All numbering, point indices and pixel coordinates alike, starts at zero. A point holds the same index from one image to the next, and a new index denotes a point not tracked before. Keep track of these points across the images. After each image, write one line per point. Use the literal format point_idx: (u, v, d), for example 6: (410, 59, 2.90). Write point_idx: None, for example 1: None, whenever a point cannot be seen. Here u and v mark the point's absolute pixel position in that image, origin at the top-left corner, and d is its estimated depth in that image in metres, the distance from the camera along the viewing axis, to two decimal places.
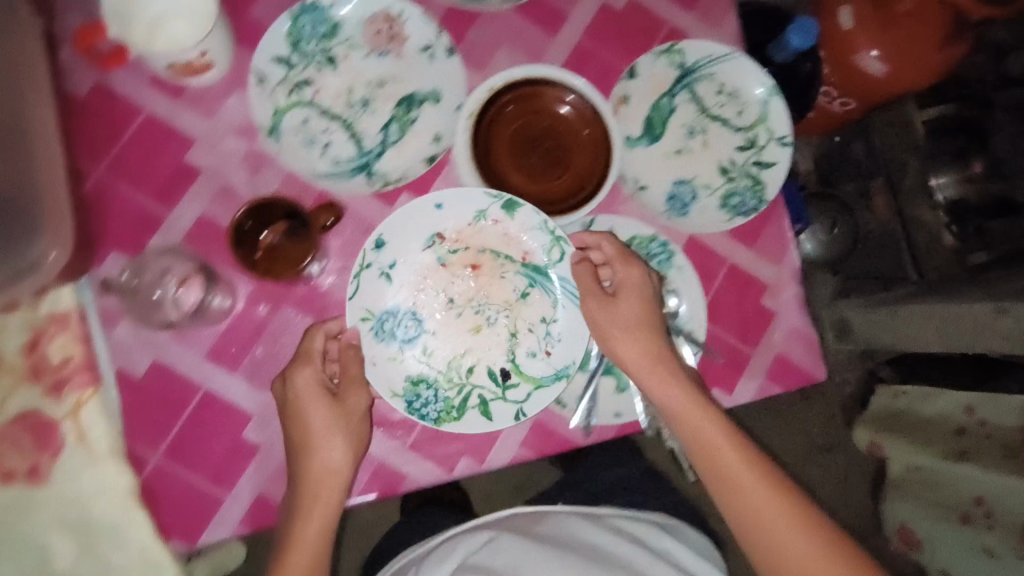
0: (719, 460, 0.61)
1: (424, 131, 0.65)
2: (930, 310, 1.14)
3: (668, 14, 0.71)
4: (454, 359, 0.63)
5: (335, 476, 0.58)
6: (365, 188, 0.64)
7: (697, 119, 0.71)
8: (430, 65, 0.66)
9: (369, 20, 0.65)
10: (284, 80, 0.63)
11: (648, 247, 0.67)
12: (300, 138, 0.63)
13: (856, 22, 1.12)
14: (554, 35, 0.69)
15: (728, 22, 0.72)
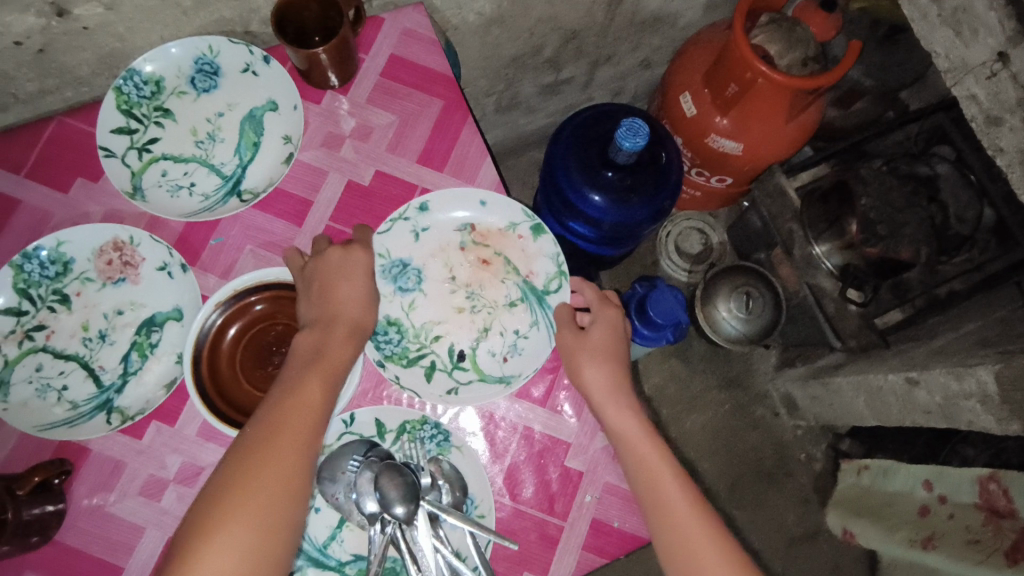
0: (657, 476, 0.57)
1: (168, 352, 0.64)
2: (858, 380, 1.09)
3: (417, 177, 0.70)
4: (428, 324, 0.65)
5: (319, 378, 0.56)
6: (104, 430, 0.60)
7: (479, 254, 0.66)
8: (168, 283, 0.65)
9: (98, 252, 0.64)
10: (14, 330, 0.62)
11: (421, 431, 0.62)
12: (32, 388, 0.61)
13: (697, 106, 1.11)
14: (301, 226, 0.68)
15: (483, 173, 0.70)
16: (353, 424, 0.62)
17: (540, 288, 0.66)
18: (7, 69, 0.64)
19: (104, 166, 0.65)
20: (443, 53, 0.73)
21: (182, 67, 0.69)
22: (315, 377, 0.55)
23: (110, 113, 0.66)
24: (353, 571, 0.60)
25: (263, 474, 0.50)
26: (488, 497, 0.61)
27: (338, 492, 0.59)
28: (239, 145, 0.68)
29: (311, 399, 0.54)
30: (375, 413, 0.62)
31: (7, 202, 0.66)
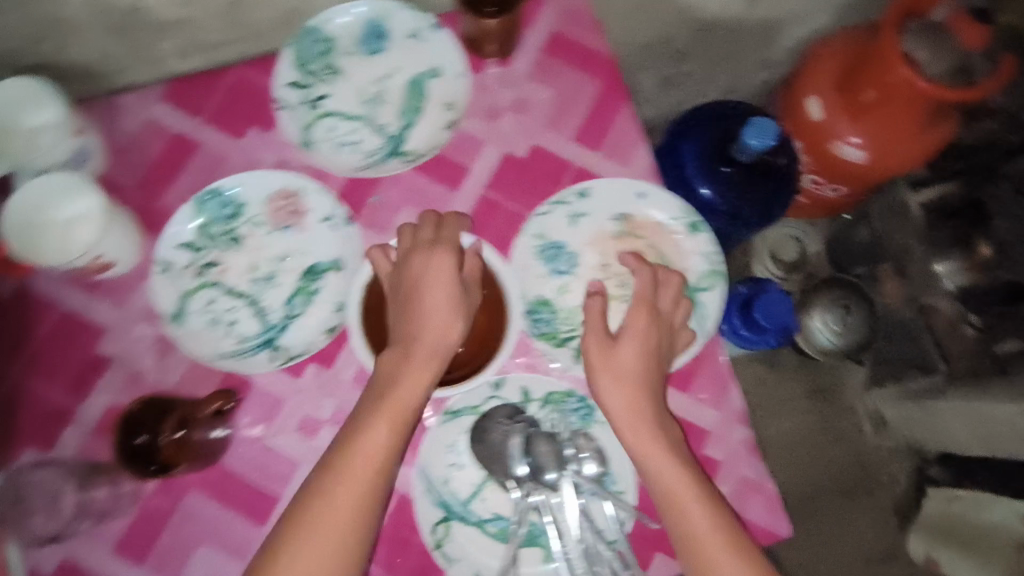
0: (673, 491, 0.52)
1: (328, 300, 0.66)
2: (961, 407, 1.03)
3: (573, 155, 0.70)
4: (579, 307, 0.66)
5: (433, 361, 0.55)
6: (269, 366, 0.63)
7: (631, 245, 0.67)
8: (332, 234, 0.67)
9: (272, 198, 0.68)
10: (190, 264, 0.66)
11: (566, 403, 0.63)
12: (205, 319, 0.65)
13: (827, 110, 1.08)
14: (457, 192, 0.69)
15: (638, 156, 0.70)
16: (501, 388, 0.63)
17: (691, 284, 0.65)
18: (199, 17, 0.67)
19: (279, 118, 0.68)
20: (604, 33, 0.73)
21: (356, 32, 0.71)
22: (422, 360, 0.55)
23: (286, 68, 0.69)
24: (495, 530, 0.61)
25: (355, 456, 0.50)
26: (628, 474, 0.62)
27: (486, 451, 0.62)
28: (403, 109, 0.69)
29: (406, 385, 0.53)
30: (522, 381, 0.64)
31: (187, 142, 0.70)
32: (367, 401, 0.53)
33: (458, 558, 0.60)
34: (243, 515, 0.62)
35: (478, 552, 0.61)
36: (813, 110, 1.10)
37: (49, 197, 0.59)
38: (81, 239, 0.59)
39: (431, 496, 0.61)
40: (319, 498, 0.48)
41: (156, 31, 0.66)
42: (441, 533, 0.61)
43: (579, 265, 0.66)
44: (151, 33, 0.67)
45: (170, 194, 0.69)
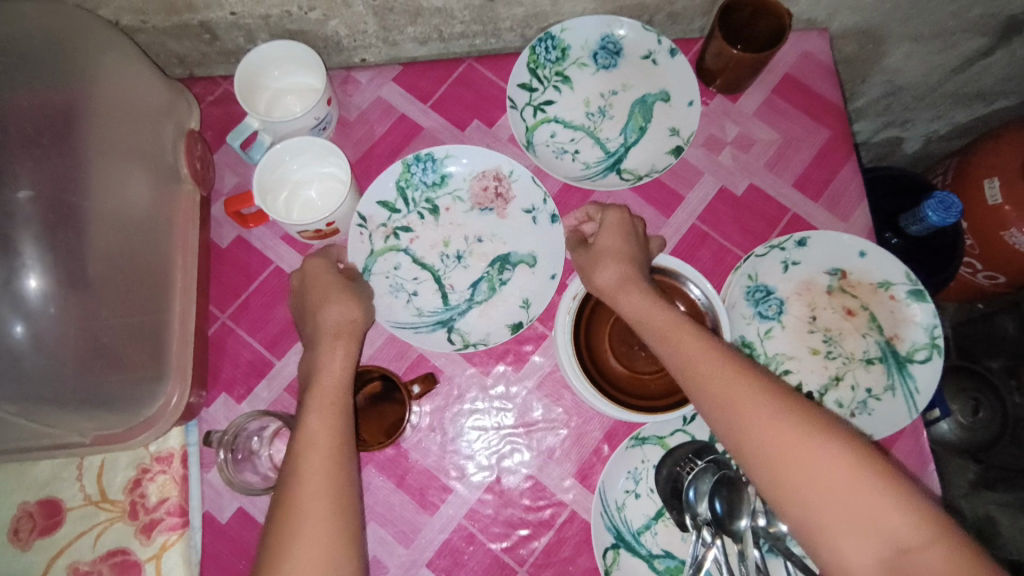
0: (775, 456, 0.44)
1: (513, 294, 0.66)
2: None
3: (790, 201, 0.69)
4: (780, 356, 0.64)
5: (345, 339, 0.56)
6: (446, 346, 0.64)
7: (842, 303, 0.65)
8: (532, 228, 0.67)
9: (478, 176, 0.68)
10: (386, 223, 0.67)
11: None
12: (388, 283, 0.65)
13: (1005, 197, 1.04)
14: (668, 218, 0.69)
15: (856, 212, 0.69)
16: (691, 423, 0.62)
17: (902, 353, 0.63)
18: (456, 9, 0.69)
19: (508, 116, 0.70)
20: (836, 84, 0.73)
21: (589, 40, 0.73)
22: (331, 342, 0.56)
23: (522, 69, 0.70)
24: (662, 566, 0.59)
25: (318, 420, 0.49)
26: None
27: (668, 485, 0.59)
28: (627, 125, 0.70)
29: (333, 359, 0.54)
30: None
31: (413, 126, 0.72)
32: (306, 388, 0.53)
33: None
34: (416, 501, 0.61)
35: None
36: (988, 193, 1.07)
37: (300, 153, 0.63)
38: (309, 198, 0.65)
39: (604, 520, 0.59)
40: (297, 477, 0.46)
41: (415, 16, 0.69)
42: (611, 559, 0.58)
43: (785, 315, 0.65)
44: (408, 16, 0.69)
45: None
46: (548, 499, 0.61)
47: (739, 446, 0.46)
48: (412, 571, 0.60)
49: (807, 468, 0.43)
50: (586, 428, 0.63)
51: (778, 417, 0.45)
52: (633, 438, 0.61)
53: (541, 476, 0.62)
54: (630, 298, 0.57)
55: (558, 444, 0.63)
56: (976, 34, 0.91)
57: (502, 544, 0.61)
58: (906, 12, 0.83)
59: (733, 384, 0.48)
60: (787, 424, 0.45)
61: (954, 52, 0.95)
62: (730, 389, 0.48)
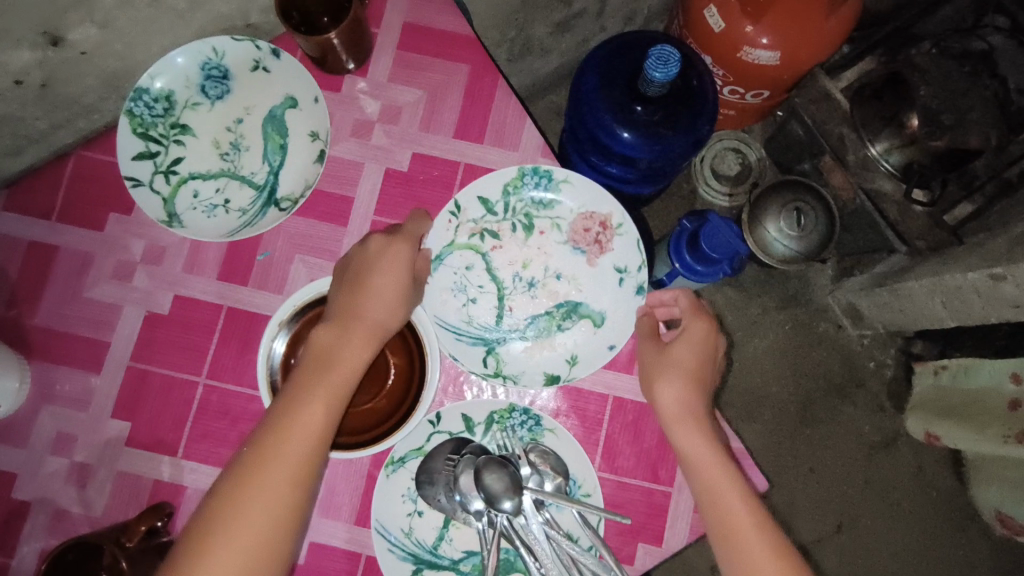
0: (705, 461, 0.52)
1: (564, 345, 0.61)
2: (933, 283, 1.04)
3: (458, 153, 0.65)
4: (519, 328, 0.61)
5: (372, 335, 0.54)
6: (477, 366, 0.59)
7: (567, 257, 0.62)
8: (615, 288, 0.61)
9: (586, 213, 0.61)
10: (475, 221, 0.61)
11: (510, 419, 0.59)
12: (452, 282, 0.61)
13: (726, 19, 1.02)
14: (346, 225, 0.64)
15: (525, 137, 0.65)
16: (441, 422, 0.59)
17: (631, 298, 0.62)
18: (14, 111, 0.60)
19: (136, 198, 0.60)
20: (460, 11, 0.67)
21: (189, 77, 0.63)
22: (356, 326, 0.54)
23: (128, 139, 0.61)
24: (469, 568, 0.59)
25: (283, 448, 0.48)
26: (593, 477, 0.59)
27: (439, 493, 0.57)
28: (266, 151, 0.64)
29: (352, 351, 0.53)
30: (460, 408, 0.59)
31: (44, 248, 0.63)
32: (315, 362, 0.53)
33: None
34: None
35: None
36: (714, 21, 1.04)
37: None
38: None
39: (395, 553, 0.58)
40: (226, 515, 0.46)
41: None
42: None
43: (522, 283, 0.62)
44: None
45: (42, 312, 0.63)
46: (339, 560, 0.59)
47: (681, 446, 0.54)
48: None
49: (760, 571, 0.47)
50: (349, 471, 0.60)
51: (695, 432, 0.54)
52: (388, 465, 0.58)
53: (322, 540, 0.59)
54: (677, 344, 0.57)
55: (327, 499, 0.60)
56: None
57: None
58: None
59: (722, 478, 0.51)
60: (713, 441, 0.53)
61: None
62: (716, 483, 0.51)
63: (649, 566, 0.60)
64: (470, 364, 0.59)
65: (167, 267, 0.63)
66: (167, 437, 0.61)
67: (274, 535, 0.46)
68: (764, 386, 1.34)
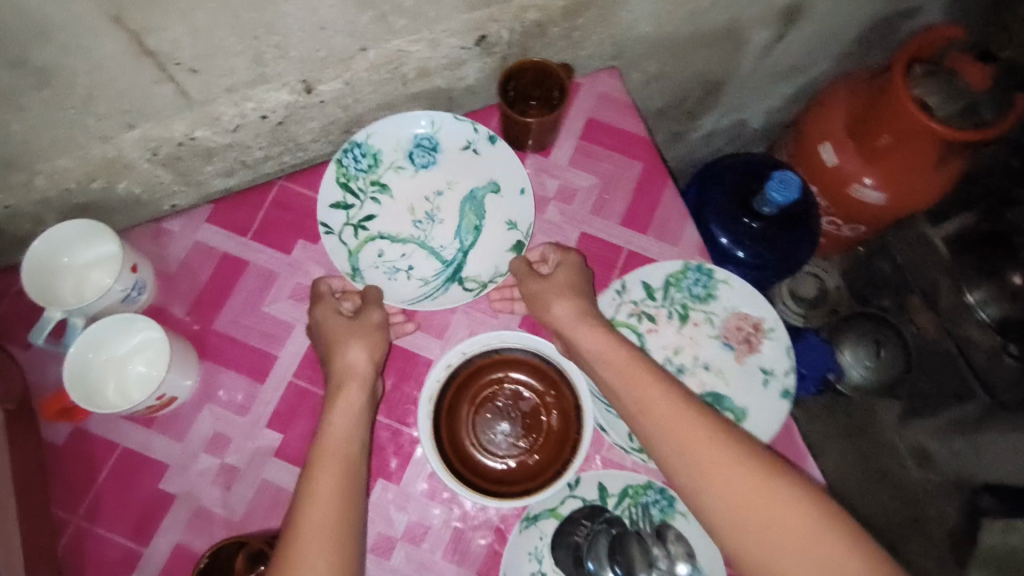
0: (750, 509, 0.49)
1: None
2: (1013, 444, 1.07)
3: (623, 239, 0.70)
4: None
5: (354, 385, 0.58)
6: (623, 442, 0.60)
7: (715, 351, 0.66)
8: (759, 389, 0.64)
9: (742, 315, 0.66)
10: (636, 302, 0.66)
11: (646, 494, 0.61)
12: None
13: (840, 156, 1.11)
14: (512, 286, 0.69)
15: (685, 236, 0.71)
16: (578, 487, 0.61)
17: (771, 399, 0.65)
18: (246, 140, 0.68)
19: (325, 244, 0.67)
20: (639, 117, 0.75)
21: (401, 143, 0.71)
22: (342, 392, 0.58)
23: (331, 189, 0.68)
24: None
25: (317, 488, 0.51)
26: (718, 569, 0.59)
27: (566, 555, 0.59)
28: (460, 227, 0.71)
29: (335, 414, 0.56)
30: (599, 476, 0.62)
31: (236, 262, 0.70)
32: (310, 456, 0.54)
33: None
34: None
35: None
36: (826, 157, 1.13)
37: (111, 334, 0.62)
38: (139, 373, 0.63)
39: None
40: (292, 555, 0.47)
41: (206, 156, 0.68)
42: None
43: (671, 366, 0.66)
44: (200, 159, 0.68)
45: (223, 317, 0.68)
46: None
47: (712, 499, 0.50)
48: None
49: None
50: (478, 520, 0.62)
51: (740, 474, 0.50)
52: (525, 519, 0.60)
53: None
54: (628, 377, 0.56)
55: (454, 543, 0.62)
56: (760, 26, 0.96)
57: None
58: (691, 27, 0.87)
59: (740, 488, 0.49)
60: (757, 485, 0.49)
61: (748, 43, 0.99)
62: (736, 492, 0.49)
63: None
64: (616, 437, 0.60)
65: None
66: None
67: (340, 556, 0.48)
68: None
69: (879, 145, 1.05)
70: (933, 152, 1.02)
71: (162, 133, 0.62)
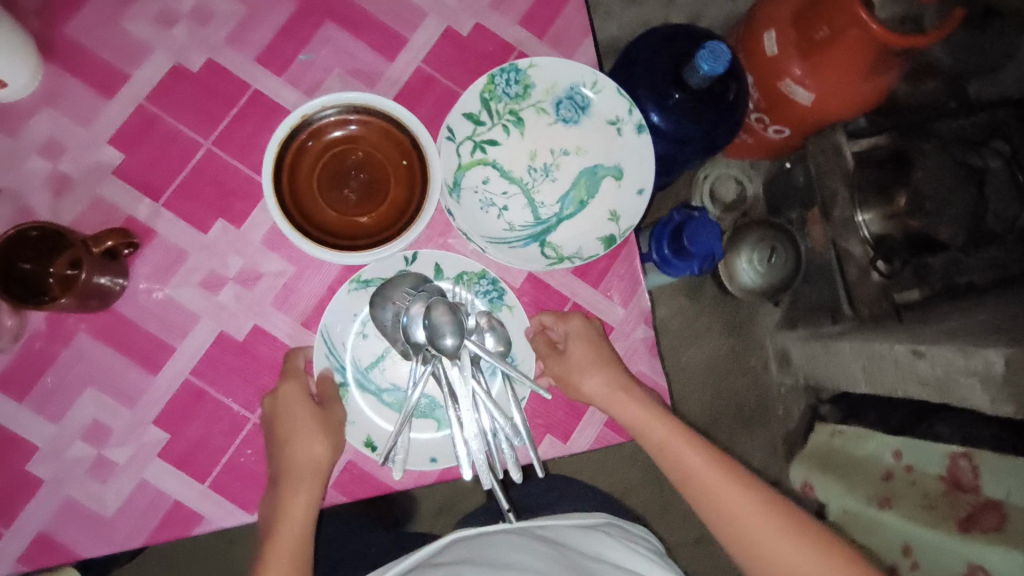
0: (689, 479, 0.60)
1: (542, 248, 0.65)
2: (864, 346, 1.13)
3: (515, 39, 0.68)
4: (503, 236, 0.65)
5: (314, 480, 0.58)
6: (460, 225, 0.62)
7: (562, 191, 0.66)
8: (598, 228, 0.65)
9: (600, 161, 0.66)
10: (482, 136, 0.65)
11: (479, 284, 0.64)
12: (478, 199, 0.65)
13: (780, 46, 1.09)
14: (392, 61, 0.66)
15: (580, 52, 0.69)
16: (413, 263, 0.63)
17: (606, 239, 0.64)
18: None
19: (440, 146, 0.62)
20: None
21: (556, 84, 0.65)
22: (297, 483, 0.58)
23: (472, 98, 0.63)
24: (391, 399, 0.63)
25: (286, 527, 0.56)
26: (530, 360, 0.64)
27: (387, 318, 0.62)
28: (567, 194, 0.66)
29: (299, 502, 0.57)
30: (437, 255, 0.63)
31: None
32: (265, 543, 0.57)
33: (355, 420, 0.62)
34: (136, 364, 0.61)
35: (372, 416, 0.62)
36: (770, 48, 1.11)
37: None
38: None
39: (331, 359, 0.62)
40: None
41: None
42: (341, 397, 0.62)
43: (518, 202, 0.66)
44: None
45: (75, 23, 0.63)
46: (274, 349, 0.63)
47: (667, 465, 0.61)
48: (136, 432, 0.60)
49: (733, 518, 0.57)
50: (311, 277, 0.64)
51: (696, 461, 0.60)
52: (353, 281, 0.62)
53: (268, 326, 0.63)
54: (623, 406, 0.62)
55: (284, 291, 0.63)
56: None
57: (233, 396, 0.62)
58: None
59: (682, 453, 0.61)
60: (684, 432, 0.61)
61: None
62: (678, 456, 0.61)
63: (550, 455, 0.66)
64: (461, 223, 0.62)
65: (211, 31, 0.65)
66: (157, 182, 0.63)
67: None
68: (684, 395, 1.43)
69: (818, 35, 1.02)
70: (864, 56, 1.00)
71: None
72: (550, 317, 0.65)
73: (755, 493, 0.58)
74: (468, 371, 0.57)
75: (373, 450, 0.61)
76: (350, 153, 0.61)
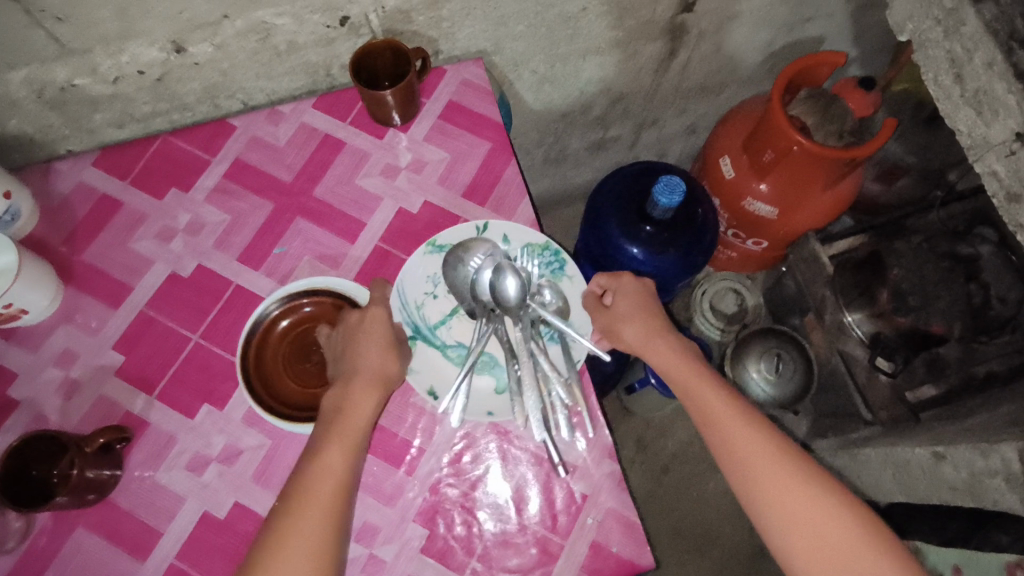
0: (755, 469, 0.58)
1: (492, 401, 0.67)
2: (886, 453, 1.07)
3: (460, 208, 0.77)
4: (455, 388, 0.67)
5: (380, 397, 0.61)
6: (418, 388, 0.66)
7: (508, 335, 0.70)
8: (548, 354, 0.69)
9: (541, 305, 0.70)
10: (434, 298, 0.70)
11: (542, 255, 0.71)
12: (433, 356, 0.68)
13: (735, 171, 1.16)
14: (353, 243, 0.75)
15: (520, 210, 0.76)
16: (485, 232, 0.71)
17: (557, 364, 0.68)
18: (127, 94, 0.76)
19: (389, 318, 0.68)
20: (494, 103, 0.82)
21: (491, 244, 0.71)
22: (341, 424, 0.59)
23: (416, 269, 0.70)
24: (456, 355, 0.69)
25: (319, 479, 0.56)
26: (587, 322, 0.69)
27: (457, 280, 0.70)
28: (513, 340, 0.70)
29: (331, 459, 0.57)
30: (506, 229, 0.71)
31: (111, 202, 0.77)
32: (290, 491, 0.56)
33: (419, 370, 0.67)
34: (128, 551, 0.64)
35: (438, 369, 0.68)
36: (727, 172, 1.18)
37: None
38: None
39: (403, 315, 0.69)
40: (282, 537, 0.53)
41: (92, 105, 0.76)
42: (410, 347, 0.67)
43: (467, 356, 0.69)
44: (86, 107, 0.76)
45: (91, 250, 0.75)
46: (252, 522, 0.65)
47: (725, 453, 0.60)
48: None
49: (801, 505, 0.56)
50: (286, 448, 0.68)
51: (764, 455, 0.58)
52: (430, 244, 0.70)
53: (247, 500, 0.66)
54: (697, 383, 0.64)
55: (262, 463, 0.67)
56: (649, 39, 0.99)
57: (214, 574, 0.64)
58: (566, 32, 0.92)
59: (750, 441, 0.59)
60: (775, 457, 0.58)
61: (644, 55, 1.04)
62: (745, 446, 0.59)
63: None
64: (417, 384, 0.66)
65: (202, 240, 0.76)
66: (151, 376, 0.70)
67: (318, 538, 0.53)
68: (716, 524, 1.36)
69: (764, 158, 1.08)
70: (819, 173, 1.04)
71: (44, 77, 0.70)
72: (621, 274, 0.71)
73: (821, 490, 0.56)
74: (527, 333, 0.66)
75: (433, 399, 0.66)
76: (310, 335, 0.69)
